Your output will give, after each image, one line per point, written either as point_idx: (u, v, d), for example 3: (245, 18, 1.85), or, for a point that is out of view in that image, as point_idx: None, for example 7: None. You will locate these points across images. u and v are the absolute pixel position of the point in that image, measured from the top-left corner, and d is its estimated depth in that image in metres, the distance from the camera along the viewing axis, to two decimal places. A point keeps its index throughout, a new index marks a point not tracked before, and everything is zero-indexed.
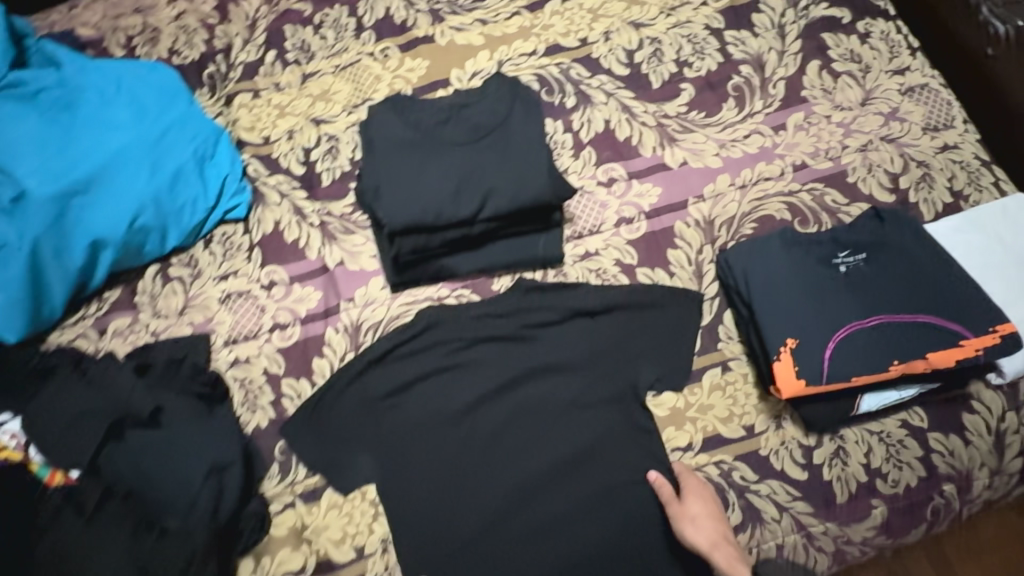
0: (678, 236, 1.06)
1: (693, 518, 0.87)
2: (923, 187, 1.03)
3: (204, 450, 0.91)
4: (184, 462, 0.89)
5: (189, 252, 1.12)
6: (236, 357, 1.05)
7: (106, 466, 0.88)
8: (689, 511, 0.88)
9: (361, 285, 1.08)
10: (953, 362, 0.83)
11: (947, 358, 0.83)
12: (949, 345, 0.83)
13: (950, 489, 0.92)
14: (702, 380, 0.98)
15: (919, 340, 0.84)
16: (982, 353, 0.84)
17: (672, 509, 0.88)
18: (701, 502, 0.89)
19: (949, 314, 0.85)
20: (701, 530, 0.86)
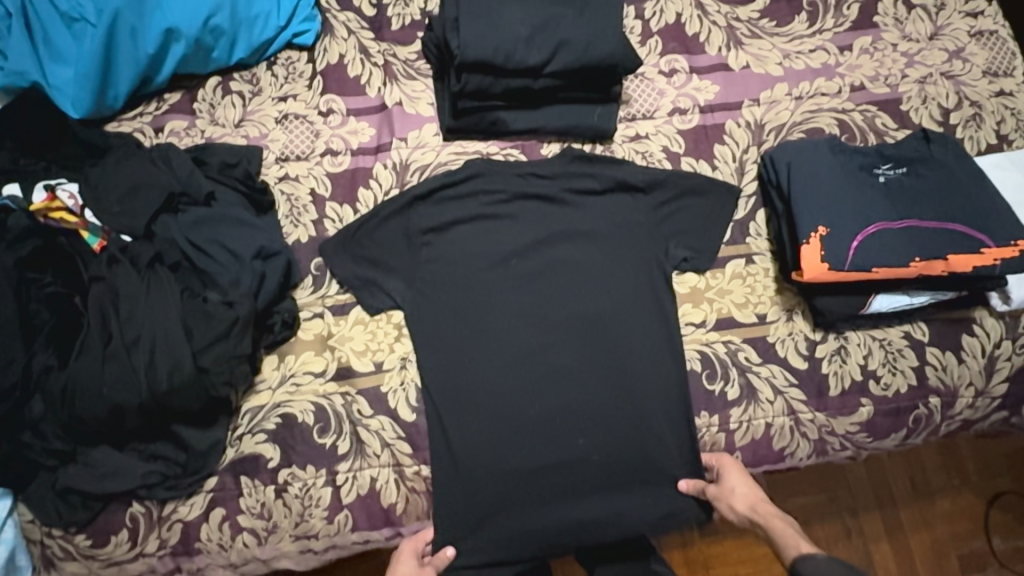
0: (727, 133, 1.09)
1: (732, 490, 0.93)
2: (972, 125, 1.06)
3: (252, 237, 1.00)
4: (232, 243, 0.98)
5: (251, 71, 1.14)
6: (286, 174, 1.09)
7: (160, 232, 0.98)
8: (726, 485, 0.94)
9: (414, 129, 1.11)
10: (971, 268, 0.91)
11: (966, 263, 0.91)
12: (971, 251, 0.91)
13: (935, 401, 0.98)
14: (726, 268, 1.04)
15: (943, 245, 0.92)
16: (999, 264, 0.91)
17: (709, 489, 0.95)
18: (736, 474, 0.95)
19: (976, 226, 0.92)
20: (743, 499, 0.93)
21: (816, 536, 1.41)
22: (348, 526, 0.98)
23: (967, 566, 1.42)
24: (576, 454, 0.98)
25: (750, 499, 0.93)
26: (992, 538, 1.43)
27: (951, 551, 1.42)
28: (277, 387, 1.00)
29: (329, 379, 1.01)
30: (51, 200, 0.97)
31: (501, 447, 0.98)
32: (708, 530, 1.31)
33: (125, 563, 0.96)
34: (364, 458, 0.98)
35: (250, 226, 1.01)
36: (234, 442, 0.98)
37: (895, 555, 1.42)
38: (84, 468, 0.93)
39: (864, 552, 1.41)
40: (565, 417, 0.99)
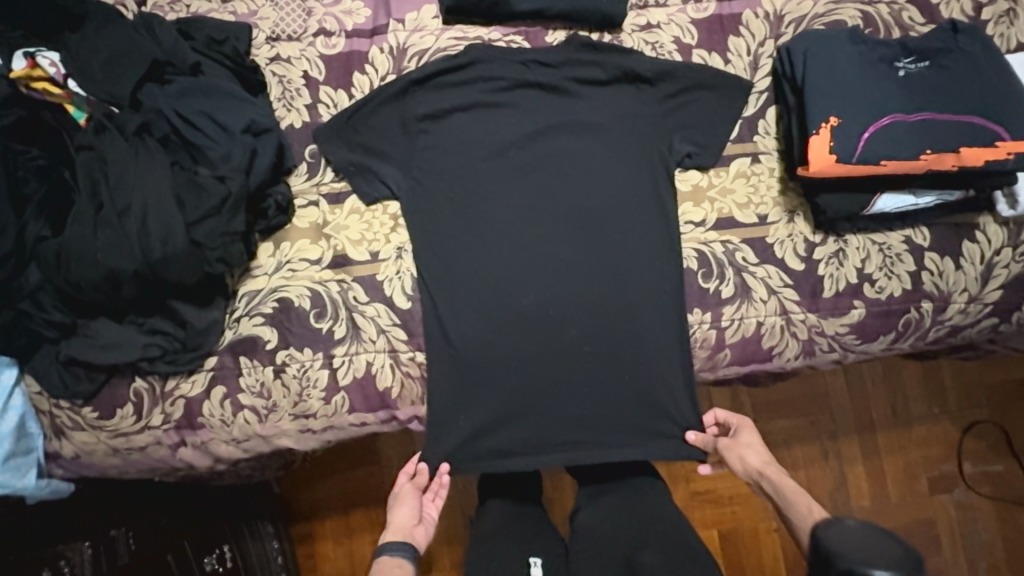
0: (743, 24, 1.03)
1: (746, 445, 1.02)
2: (1004, 21, 1.00)
3: (243, 112, 0.96)
4: (226, 117, 0.95)
5: None
6: (277, 54, 1.04)
7: (146, 102, 0.94)
8: (742, 440, 1.02)
9: (412, 11, 1.06)
10: (982, 161, 0.86)
11: (978, 156, 0.86)
12: (985, 144, 0.86)
13: (927, 306, 0.99)
14: (730, 166, 1.01)
15: (957, 138, 0.87)
16: (1013, 160, 0.87)
17: (723, 440, 1.03)
18: (751, 431, 1.04)
19: (996, 118, 0.87)
20: (754, 454, 1.01)
21: (793, 456, 1.48)
22: (345, 407, 1.01)
23: (936, 487, 1.49)
24: (569, 345, 1.00)
25: (763, 454, 1.01)
26: (963, 464, 1.49)
27: (921, 474, 1.49)
28: (273, 273, 1.01)
29: (325, 266, 1.01)
30: (32, 68, 0.93)
31: (494, 339, 1.00)
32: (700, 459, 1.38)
33: (132, 434, 1.01)
34: (360, 342, 1.00)
35: (243, 101, 0.97)
36: (232, 324, 1.00)
37: (867, 475, 1.48)
38: (85, 340, 0.95)
39: (838, 471, 1.48)
40: (561, 312, 1.00)
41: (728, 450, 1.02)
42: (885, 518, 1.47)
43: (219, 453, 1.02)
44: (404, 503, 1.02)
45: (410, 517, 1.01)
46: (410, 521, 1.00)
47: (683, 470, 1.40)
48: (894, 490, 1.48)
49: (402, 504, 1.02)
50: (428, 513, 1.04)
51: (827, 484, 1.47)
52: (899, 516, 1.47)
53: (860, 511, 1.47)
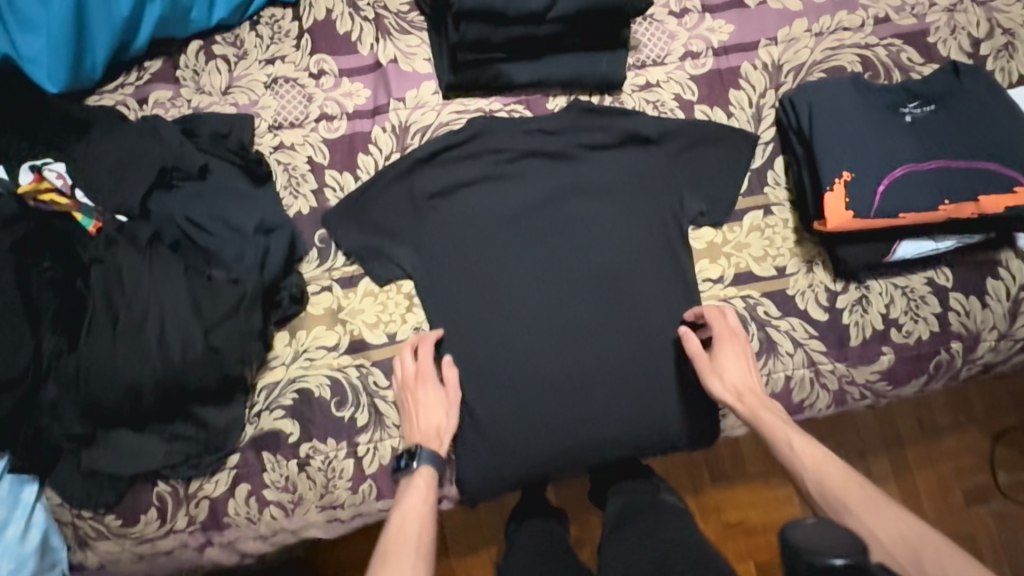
0: (742, 76, 1.04)
1: (723, 369, 0.93)
2: (1003, 56, 1.00)
3: (254, 209, 0.96)
4: (237, 214, 0.94)
5: (234, 32, 1.08)
6: (280, 142, 1.04)
7: (157, 209, 0.94)
8: (718, 364, 0.93)
9: (412, 88, 1.05)
10: (1003, 208, 0.82)
11: (997, 203, 0.82)
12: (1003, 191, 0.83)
13: (956, 346, 0.97)
14: (743, 220, 1.00)
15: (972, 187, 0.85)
16: None
17: (700, 361, 0.93)
18: (729, 346, 0.93)
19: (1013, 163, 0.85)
20: (735, 375, 0.92)
21: None
22: (373, 495, 0.98)
23: (972, 500, 1.45)
24: (596, 413, 0.98)
25: (743, 377, 0.93)
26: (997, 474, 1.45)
27: (955, 488, 1.45)
28: (291, 362, 0.99)
29: (343, 352, 0.99)
30: (39, 182, 0.93)
31: (518, 411, 0.98)
32: (721, 478, 1.34)
33: (157, 539, 0.98)
34: (384, 428, 0.98)
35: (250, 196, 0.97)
36: (253, 419, 0.98)
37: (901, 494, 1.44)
38: (104, 450, 0.93)
39: None
40: (584, 379, 0.98)
41: (707, 377, 0.93)
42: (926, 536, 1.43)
43: (246, 549, 0.99)
44: (443, 409, 0.95)
45: (444, 419, 0.94)
46: (444, 397, 0.96)
47: (711, 501, 1.34)
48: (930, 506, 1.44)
49: (444, 396, 0.95)
50: (451, 416, 0.95)
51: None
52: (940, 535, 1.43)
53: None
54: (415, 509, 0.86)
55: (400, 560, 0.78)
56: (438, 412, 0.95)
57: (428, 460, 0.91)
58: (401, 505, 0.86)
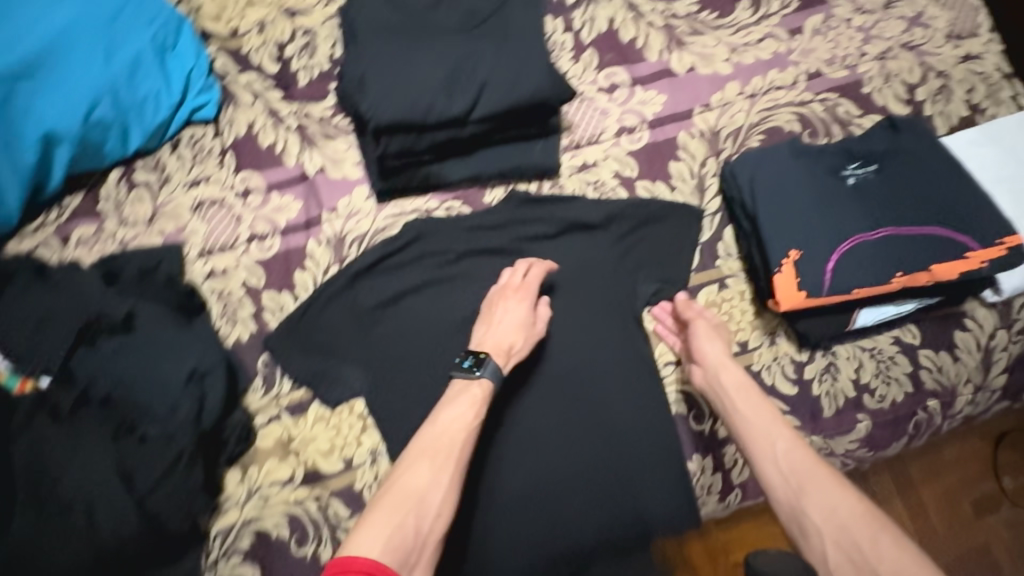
0: (681, 147, 1.01)
1: (713, 339, 0.88)
2: (940, 99, 0.98)
3: (183, 355, 0.90)
4: (160, 367, 0.88)
5: (155, 156, 1.04)
6: (212, 269, 1.00)
7: (79, 370, 0.87)
8: (709, 334, 0.89)
9: (344, 195, 1.02)
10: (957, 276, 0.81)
11: (951, 271, 0.81)
12: (956, 258, 0.81)
13: (934, 404, 0.94)
14: (698, 298, 0.97)
15: (926, 254, 0.82)
16: (988, 266, 0.82)
17: (697, 323, 0.90)
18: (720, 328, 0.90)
19: (964, 228, 0.82)
20: (720, 349, 0.88)
21: None
22: None
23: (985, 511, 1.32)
24: (574, 520, 0.91)
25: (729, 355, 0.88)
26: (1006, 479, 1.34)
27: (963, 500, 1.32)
28: (246, 501, 0.93)
29: (299, 485, 0.94)
30: None
31: (492, 532, 0.90)
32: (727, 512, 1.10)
33: None
34: None
35: (183, 342, 0.91)
36: (209, 570, 0.90)
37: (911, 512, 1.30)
38: None
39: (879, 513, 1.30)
40: (555, 483, 0.92)
41: (698, 335, 0.89)
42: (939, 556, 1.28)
43: None
44: (520, 326, 0.89)
45: (519, 341, 0.89)
46: (529, 319, 0.90)
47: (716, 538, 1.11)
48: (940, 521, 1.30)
49: (522, 313, 0.90)
50: (527, 341, 0.90)
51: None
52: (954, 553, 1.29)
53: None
54: (463, 420, 0.81)
55: (434, 462, 0.78)
56: (519, 326, 0.89)
57: (491, 374, 0.85)
58: (450, 412, 0.82)
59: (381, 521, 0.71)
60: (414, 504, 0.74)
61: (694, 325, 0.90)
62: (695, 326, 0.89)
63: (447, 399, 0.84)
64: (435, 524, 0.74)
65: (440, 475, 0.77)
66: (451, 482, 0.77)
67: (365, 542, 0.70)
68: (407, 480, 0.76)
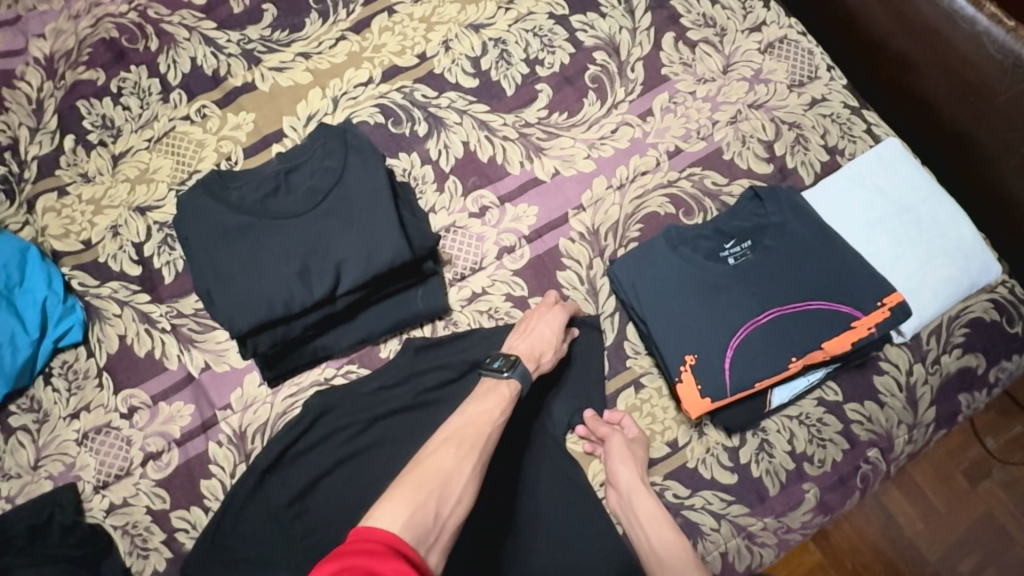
0: (564, 255, 0.99)
1: (625, 460, 0.88)
2: (799, 149, 0.99)
3: None
4: None
5: (28, 395, 0.97)
6: (111, 502, 0.94)
7: None
8: (622, 453, 0.88)
9: (235, 387, 0.97)
10: (849, 346, 0.84)
11: (842, 343, 0.84)
12: (843, 329, 0.84)
13: (874, 454, 0.92)
14: (618, 405, 0.94)
15: (817, 330, 0.84)
16: (877, 329, 0.85)
17: (610, 442, 0.89)
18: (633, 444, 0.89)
19: (841, 295, 0.85)
20: (633, 473, 0.87)
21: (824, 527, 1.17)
22: None
23: (984, 476, 1.18)
24: None
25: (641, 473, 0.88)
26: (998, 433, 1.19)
27: (953, 471, 1.19)
28: None
29: None
30: None
31: None
32: None
33: None
34: None
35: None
36: None
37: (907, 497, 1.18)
38: None
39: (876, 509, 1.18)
40: None
41: (611, 457, 0.88)
42: (945, 538, 1.16)
43: None
44: (549, 337, 0.89)
45: (552, 353, 0.89)
46: (561, 337, 0.91)
47: None
48: (937, 497, 1.17)
49: (547, 327, 0.90)
50: (557, 355, 0.89)
51: (873, 524, 1.17)
52: (959, 531, 1.16)
53: (919, 540, 1.16)
54: (489, 415, 0.78)
55: (464, 452, 0.73)
56: (548, 339, 0.90)
57: (520, 376, 0.84)
58: (476, 407, 0.79)
59: (404, 494, 0.66)
60: (437, 485, 0.69)
61: (608, 443, 0.89)
62: (610, 446, 0.89)
63: (475, 395, 0.82)
64: (455, 510, 0.69)
65: (465, 463, 0.73)
66: (474, 474, 0.73)
67: (385, 514, 0.64)
68: (433, 461, 0.71)
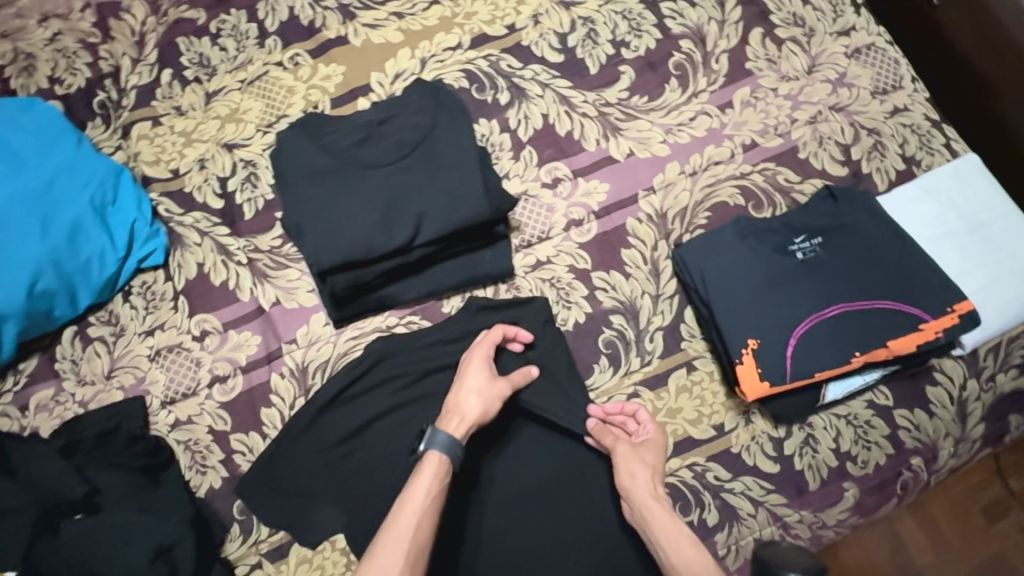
0: (630, 234, 1.01)
1: (639, 463, 0.86)
2: (875, 156, 1.00)
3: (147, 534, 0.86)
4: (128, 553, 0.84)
5: (107, 309, 1.02)
6: (176, 418, 0.98)
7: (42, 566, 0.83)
8: (634, 457, 0.86)
9: (302, 324, 1.01)
10: (913, 347, 0.85)
11: (908, 343, 0.85)
12: (909, 331, 0.85)
13: (917, 462, 0.92)
14: (668, 384, 0.96)
15: (882, 329, 0.86)
16: (943, 335, 0.86)
17: (620, 448, 0.88)
18: (646, 449, 0.88)
19: (910, 298, 0.87)
20: (647, 478, 0.85)
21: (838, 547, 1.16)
22: None
23: (1002, 519, 1.17)
24: None
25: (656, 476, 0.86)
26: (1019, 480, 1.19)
27: (971, 510, 1.18)
28: None
29: None
30: None
31: None
32: None
33: None
34: None
35: (142, 522, 0.86)
36: None
37: (923, 529, 1.17)
38: None
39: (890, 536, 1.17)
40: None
41: (622, 463, 0.87)
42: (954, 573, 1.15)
43: None
44: (464, 390, 0.87)
45: (476, 401, 0.86)
46: (488, 385, 0.88)
47: None
48: (952, 531, 1.17)
49: (463, 381, 0.88)
50: (483, 399, 0.86)
51: (885, 549, 1.16)
52: (971, 569, 1.15)
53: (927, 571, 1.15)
54: (413, 500, 0.79)
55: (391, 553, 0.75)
56: (474, 392, 0.87)
57: (437, 438, 0.83)
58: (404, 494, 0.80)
59: None
60: None
61: (619, 449, 0.87)
62: (619, 450, 0.87)
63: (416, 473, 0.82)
64: None
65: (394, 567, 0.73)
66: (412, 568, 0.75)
67: None
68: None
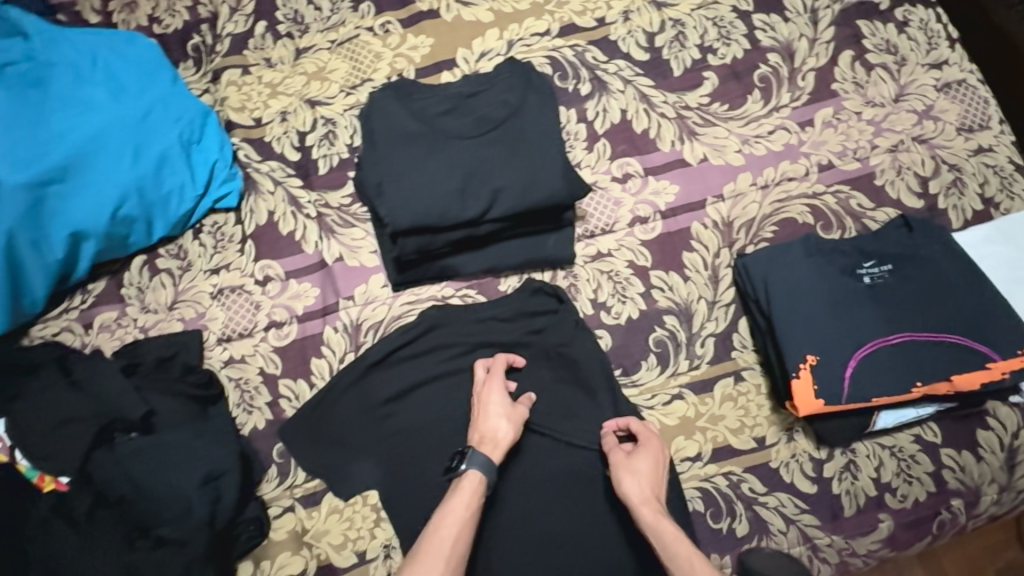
0: (694, 238, 1.01)
1: (633, 471, 0.85)
2: (954, 192, 0.99)
3: (196, 461, 0.90)
4: (179, 474, 0.89)
5: (177, 243, 1.06)
6: (230, 356, 1.02)
7: (96, 474, 0.87)
8: (630, 464, 0.86)
9: (361, 283, 1.03)
10: (977, 385, 0.84)
11: (972, 380, 0.84)
12: (974, 368, 0.85)
13: (958, 505, 0.91)
14: (714, 391, 0.96)
15: (946, 363, 0.85)
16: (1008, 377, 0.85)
17: (614, 454, 0.87)
18: (641, 454, 0.86)
19: (978, 336, 0.86)
20: (637, 484, 0.84)
21: None
22: None
23: None
24: None
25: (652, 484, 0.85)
26: None
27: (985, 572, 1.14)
28: None
29: None
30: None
31: None
32: None
33: None
34: None
35: (196, 447, 0.91)
36: None
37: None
38: None
39: None
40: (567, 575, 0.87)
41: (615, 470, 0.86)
42: None
43: None
44: (490, 417, 0.88)
45: (506, 429, 0.88)
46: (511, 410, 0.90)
47: None
48: None
49: (486, 409, 0.89)
50: (511, 424, 0.89)
51: None
52: None
53: None
54: (454, 514, 0.82)
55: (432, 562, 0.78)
56: (502, 418, 0.89)
57: (480, 466, 0.85)
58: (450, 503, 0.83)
59: None
60: None
61: (613, 457, 0.87)
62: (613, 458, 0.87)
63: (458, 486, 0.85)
64: None
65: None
66: None
67: None
68: None
